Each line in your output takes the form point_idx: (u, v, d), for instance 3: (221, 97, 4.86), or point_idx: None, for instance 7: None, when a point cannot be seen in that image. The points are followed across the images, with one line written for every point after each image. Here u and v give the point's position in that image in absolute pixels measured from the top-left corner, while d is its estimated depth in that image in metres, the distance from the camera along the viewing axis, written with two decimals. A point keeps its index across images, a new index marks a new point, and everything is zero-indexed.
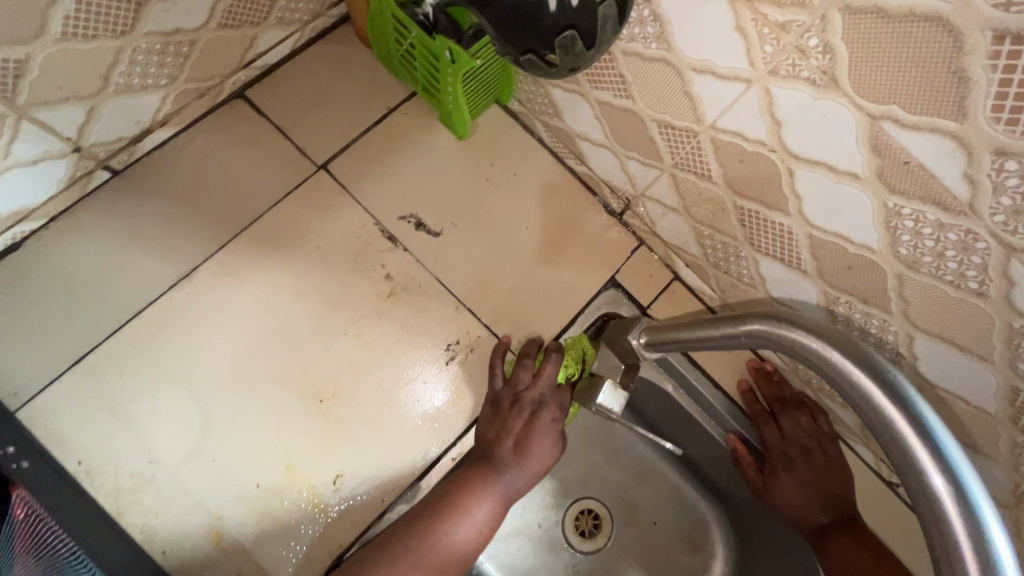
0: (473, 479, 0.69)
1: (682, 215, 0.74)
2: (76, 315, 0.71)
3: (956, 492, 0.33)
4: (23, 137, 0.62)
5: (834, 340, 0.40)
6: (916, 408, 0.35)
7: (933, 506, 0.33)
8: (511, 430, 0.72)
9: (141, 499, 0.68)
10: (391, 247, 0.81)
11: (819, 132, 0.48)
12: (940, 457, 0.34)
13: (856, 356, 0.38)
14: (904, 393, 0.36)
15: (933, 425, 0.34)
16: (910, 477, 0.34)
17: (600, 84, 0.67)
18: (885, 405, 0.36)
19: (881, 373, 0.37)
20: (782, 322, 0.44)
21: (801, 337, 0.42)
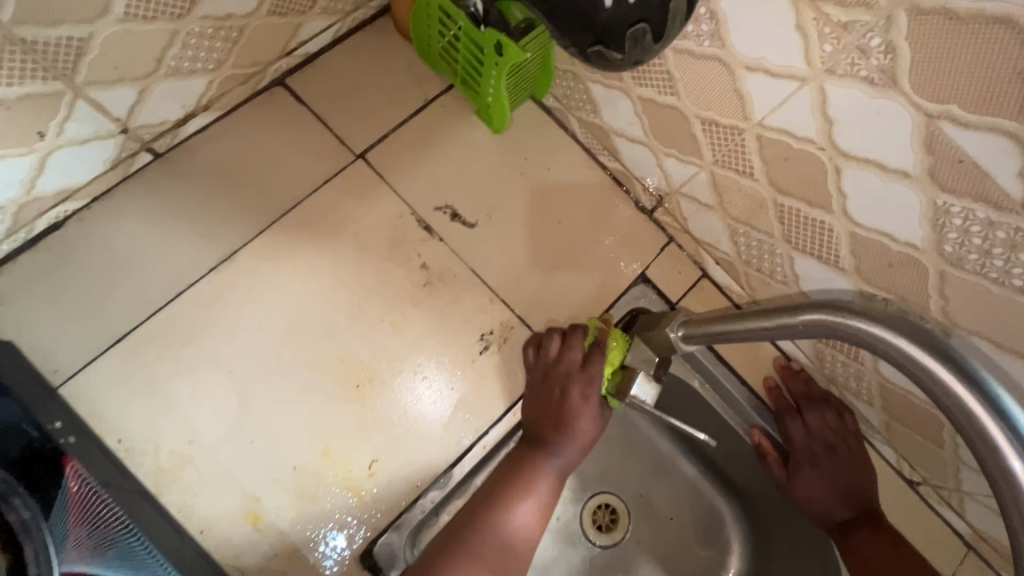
0: (523, 464, 0.71)
1: (717, 213, 0.75)
2: (117, 296, 0.72)
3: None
4: (76, 115, 0.63)
5: (906, 331, 0.41)
6: (998, 401, 0.36)
7: (1014, 492, 0.36)
8: (549, 413, 0.73)
9: (179, 478, 0.68)
10: (426, 237, 0.81)
11: (872, 130, 0.49)
12: None
13: (927, 345, 0.39)
14: (984, 384, 0.37)
15: (1013, 414, 0.36)
16: (991, 465, 0.37)
17: (644, 80, 0.68)
18: (965, 397, 0.37)
19: (954, 360, 0.38)
20: (845, 313, 0.45)
21: (866, 326, 0.43)
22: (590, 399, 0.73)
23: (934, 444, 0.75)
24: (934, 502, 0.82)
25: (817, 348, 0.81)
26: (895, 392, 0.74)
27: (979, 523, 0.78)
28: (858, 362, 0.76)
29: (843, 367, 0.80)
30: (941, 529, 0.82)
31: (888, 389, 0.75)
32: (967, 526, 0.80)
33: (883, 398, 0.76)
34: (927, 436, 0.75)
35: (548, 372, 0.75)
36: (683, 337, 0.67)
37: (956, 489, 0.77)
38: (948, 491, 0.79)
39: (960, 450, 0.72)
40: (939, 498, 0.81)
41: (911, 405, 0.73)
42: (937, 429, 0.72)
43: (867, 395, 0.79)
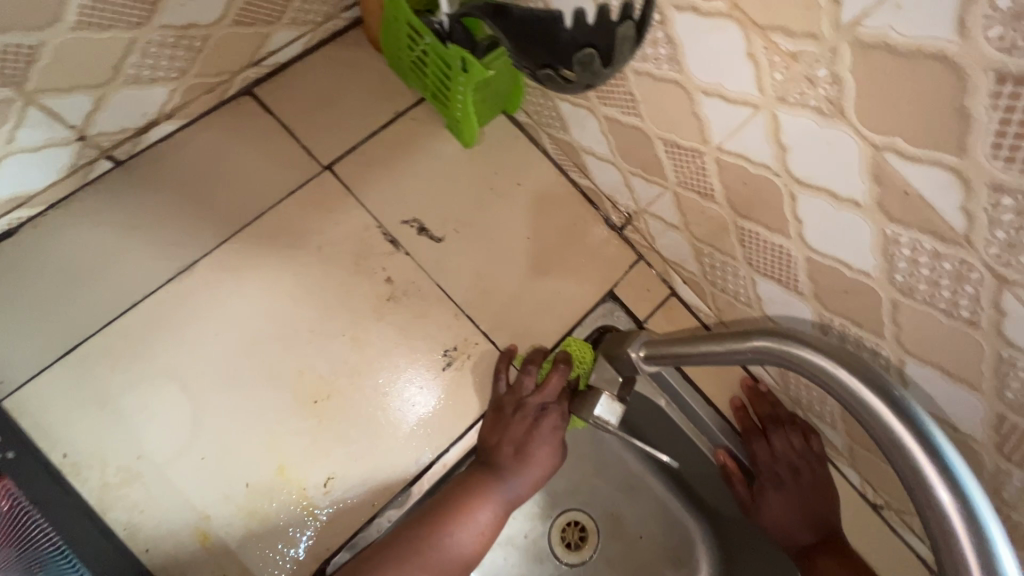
0: (475, 483, 0.70)
1: (682, 233, 0.75)
2: (70, 305, 0.70)
3: (967, 516, 0.35)
4: (28, 123, 0.62)
5: (845, 361, 0.41)
6: (929, 434, 0.37)
7: (945, 529, 0.35)
8: (512, 434, 0.73)
9: (127, 494, 0.66)
10: (392, 251, 0.81)
11: (823, 158, 0.49)
12: (953, 482, 0.35)
13: (863, 375, 0.40)
14: (916, 418, 0.37)
15: (944, 449, 0.36)
16: (923, 500, 0.36)
17: (608, 100, 0.68)
18: (899, 429, 0.37)
19: (887, 390, 0.39)
20: (789, 341, 0.45)
21: (808, 354, 0.43)
22: (558, 431, 0.74)
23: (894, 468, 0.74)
24: (897, 525, 0.82)
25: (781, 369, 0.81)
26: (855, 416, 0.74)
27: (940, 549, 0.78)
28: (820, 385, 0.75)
29: (806, 390, 0.80)
30: (903, 553, 0.82)
31: (849, 413, 0.75)
32: (930, 552, 0.80)
33: (845, 422, 0.76)
34: (887, 460, 0.74)
35: (518, 394, 0.75)
36: (644, 357, 0.68)
37: (917, 514, 0.77)
38: (910, 515, 0.79)
39: None
40: (902, 523, 0.80)
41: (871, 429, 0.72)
42: None
43: (830, 418, 0.78)
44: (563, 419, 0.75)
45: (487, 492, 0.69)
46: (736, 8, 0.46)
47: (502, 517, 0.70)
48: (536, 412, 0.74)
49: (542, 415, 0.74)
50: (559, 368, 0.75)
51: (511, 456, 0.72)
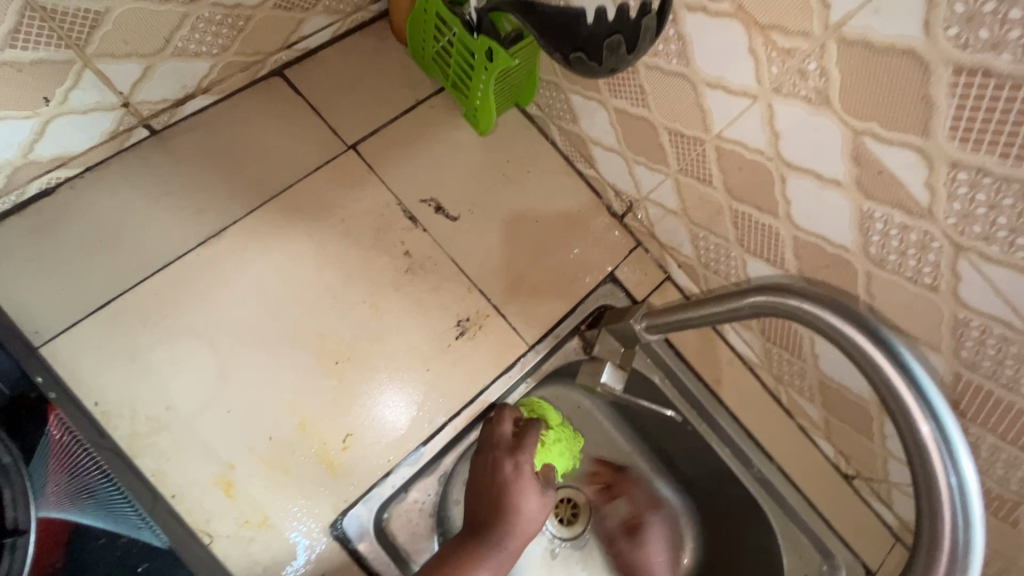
0: (458, 556, 0.64)
1: (680, 218, 0.82)
2: (103, 263, 0.74)
3: (939, 431, 0.41)
4: (82, 85, 0.66)
5: (834, 307, 0.48)
6: (907, 363, 0.43)
7: (920, 445, 0.41)
8: (481, 488, 0.72)
9: (154, 443, 0.69)
10: (411, 227, 0.86)
11: (810, 142, 0.57)
12: (927, 406, 0.42)
13: (853, 319, 0.46)
14: (899, 354, 0.43)
15: (920, 377, 0.43)
16: (902, 420, 0.43)
17: (619, 92, 0.75)
18: (878, 358, 0.44)
19: (871, 329, 0.45)
20: (784, 293, 0.52)
21: (800, 302, 0.50)
22: (523, 469, 0.73)
23: (865, 436, 0.82)
24: (865, 494, 0.90)
25: (765, 347, 0.88)
26: (832, 388, 0.81)
27: (903, 514, 0.86)
28: (801, 359, 0.82)
29: (788, 366, 0.86)
30: (870, 519, 0.90)
31: (826, 385, 0.81)
32: (894, 518, 0.88)
33: (822, 395, 0.83)
34: (859, 429, 0.81)
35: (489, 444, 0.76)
36: (646, 328, 0.74)
37: (884, 481, 0.85)
38: (878, 483, 0.86)
39: (887, 442, 0.79)
40: (870, 491, 0.88)
41: (845, 399, 0.79)
42: (868, 422, 0.79)
43: (809, 392, 0.85)
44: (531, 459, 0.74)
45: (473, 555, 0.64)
46: (740, 9, 0.54)
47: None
48: (494, 457, 0.74)
49: (499, 458, 0.74)
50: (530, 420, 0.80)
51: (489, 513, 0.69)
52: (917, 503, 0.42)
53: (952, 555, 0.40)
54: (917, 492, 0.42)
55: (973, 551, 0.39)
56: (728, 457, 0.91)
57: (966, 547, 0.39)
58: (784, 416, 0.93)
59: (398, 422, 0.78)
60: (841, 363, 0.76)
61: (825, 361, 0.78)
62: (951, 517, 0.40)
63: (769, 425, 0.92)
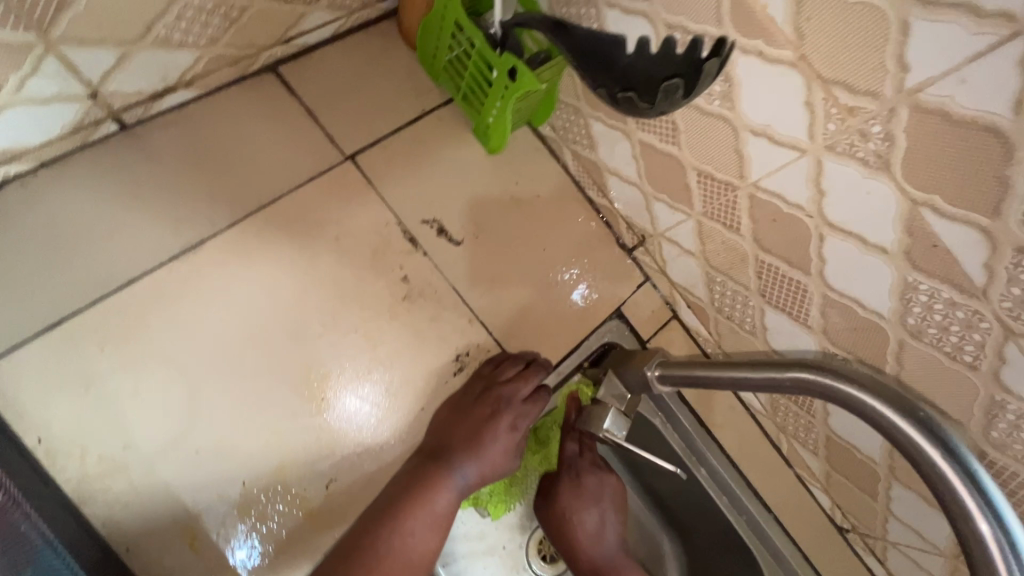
0: (424, 477, 0.66)
1: (697, 259, 0.78)
2: (55, 276, 0.64)
3: (1005, 549, 0.39)
4: (42, 72, 0.57)
5: (886, 396, 0.44)
6: (976, 475, 0.40)
7: (983, 553, 0.39)
8: (470, 422, 0.70)
9: (108, 488, 0.61)
10: (410, 249, 0.79)
11: (861, 205, 0.53)
12: (993, 513, 0.39)
13: (907, 413, 0.43)
14: (961, 457, 0.40)
15: (984, 480, 0.40)
16: (962, 525, 0.40)
17: (647, 126, 0.70)
18: (941, 462, 0.41)
19: (930, 426, 0.41)
20: (833, 374, 0.48)
21: (847, 387, 0.46)
22: (516, 432, 0.72)
23: (867, 495, 0.79)
24: (858, 547, 0.88)
25: (772, 397, 0.84)
26: (839, 445, 0.78)
27: (896, 570, 0.84)
28: (809, 414, 0.79)
29: (794, 418, 0.83)
30: (861, 572, 0.88)
31: (833, 440, 0.79)
32: (886, 572, 0.86)
33: (828, 450, 0.81)
34: (862, 487, 0.79)
35: (492, 387, 0.72)
36: (659, 377, 0.70)
37: (880, 538, 0.83)
38: (873, 539, 0.84)
39: (891, 502, 0.76)
40: (864, 545, 0.86)
41: (852, 457, 0.77)
42: (873, 482, 0.76)
43: (813, 445, 0.83)
44: (520, 420, 0.73)
45: (433, 487, 0.65)
46: (803, 58, 0.50)
47: (454, 507, 0.67)
48: (497, 406, 0.71)
49: (500, 411, 0.71)
50: (542, 388, 0.75)
51: (462, 448, 0.69)
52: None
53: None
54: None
55: None
56: (726, 507, 0.87)
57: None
58: (782, 464, 0.90)
59: (366, 421, 0.72)
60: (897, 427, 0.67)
61: (837, 419, 0.75)
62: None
63: (767, 474, 0.90)
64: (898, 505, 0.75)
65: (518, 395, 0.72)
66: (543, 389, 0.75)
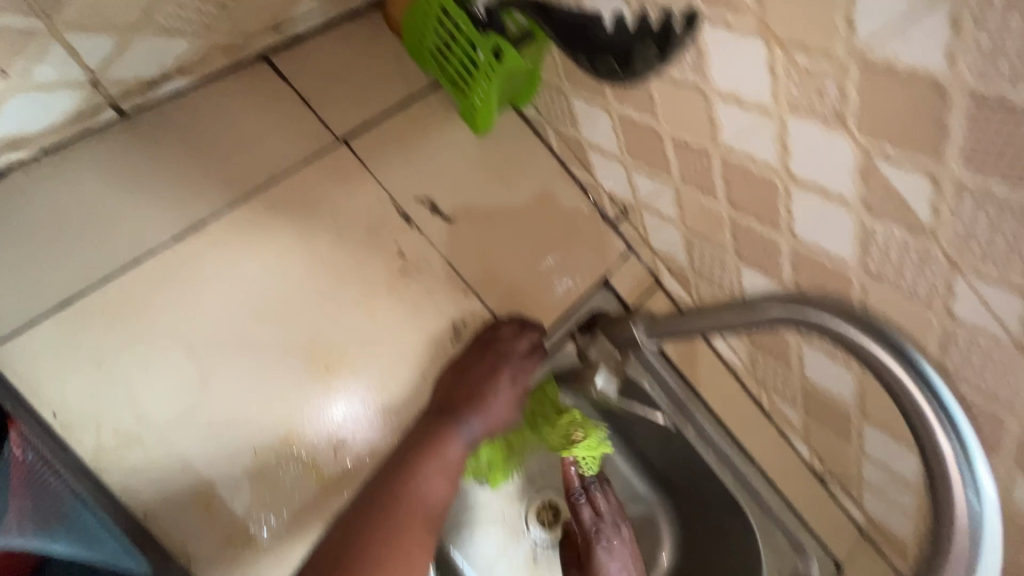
0: (433, 432, 0.69)
1: (677, 226, 0.83)
2: (61, 259, 0.66)
3: (962, 466, 0.44)
4: (49, 58, 0.60)
5: (874, 331, 0.51)
6: (938, 391, 0.46)
7: (938, 460, 0.44)
8: (473, 379, 0.75)
9: (125, 458, 0.63)
10: (405, 226, 0.82)
11: (821, 160, 0.58)
12: (949, 425, 0.45)
13: (882, 339, 0.50)
14: (925, 373, 0.47)
15: (944, 396, 0.46)
16: (924, 439, 0.46)
17: (626, 100, 0.75)
18: (904, 375, 0.48)
19: (891, 342, 0.49)
20: (817, 307, 0.55)
21: (830, 319, 0.54)
22: (516, 386, 0.76)
23: (842, 439, 0.85)
24: (835, 491, 0.94)
25: (751, 354, 0.90)
26: (814, 394, 0.84)
27: (871, 510, 0.91)
28: (786, 367, 0.85)
29: (772, 372, 0.89)
30: (840, 516, 0.95)
31: (809, 390, 0.84)
32: (861, 513, 0.93)
33: (805, 400, 0.86)
34: (837, 432, 0.85)
35: (495, 353, 0.77)
36: (645, 329, 0.79)
37: (855, 480, 0.89)
38: (849, 482, 0.91)
39: (862, 443, 0.82)
40: (841, 489, 0.93)
41: (827, 404, 0.83)
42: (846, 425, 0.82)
43: (791, 396, 0.88)
44: (522, 374, 0.77)
45: (441, 440, 0.68)
46: (764, 26, 0.55)
47: (462, 459, 0.69)
48: (498, 363, 0.76)
49: (500, 368, 0.75)
50: (540, 348, 0.80)
51: (466, 403, 0.72)
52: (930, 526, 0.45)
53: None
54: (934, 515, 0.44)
55: (984, 551, 0.43)
56: (712, 459, 0.93)
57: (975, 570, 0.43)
58: (764, 419, 0.95)
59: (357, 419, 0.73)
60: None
61: (812, 369, 0.81)
62: (966, 546, 0.42)
63: (751, 430, 0.95)
64: (870, 445, 0.81)
65: (517, 352, 0.78)
66: (540, 348, 0.80)
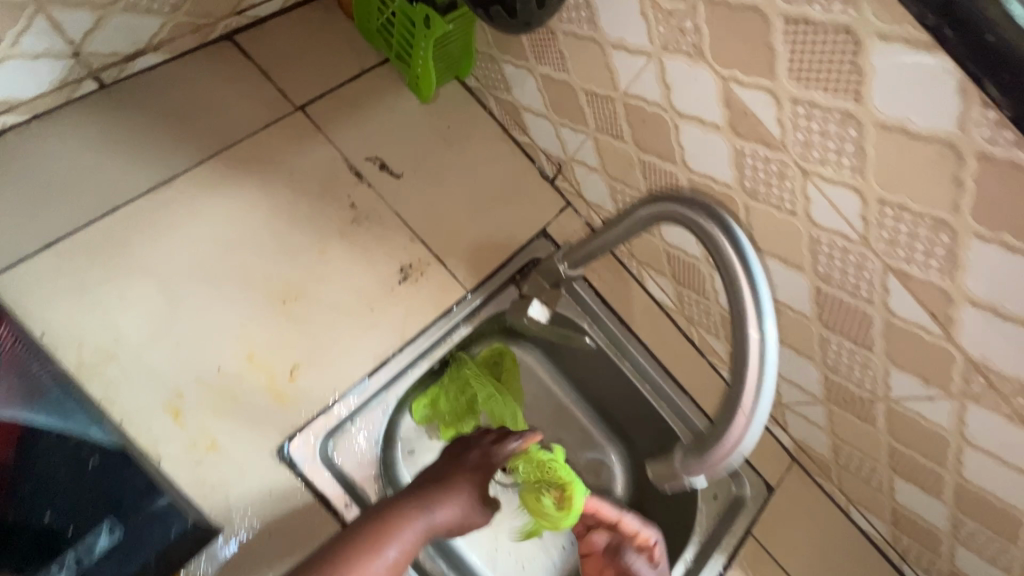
0: (387, 515, 0.72)
1: (601, 174, 0.93)
2: (48, 206, 0.76)
3: (756, 313, 0.53)
4: (33, 30, 0.71)
5: (689, 202, 0.57)
6: (744, 251, 0.54)
7: (739, 305, 0.53)
8: (442, 466, 0.83)
9: (103, 373, 0.72)
10: (356, 182, 0.92)
11: (694, 91, 0.68)
12: (753, 282, 0.53)
13: (707, 213, 0.56)
14: (737, 237, 0.54)
15: (749, 256, 0.54)
16: (731, 288, 0.54)
17: (544, 59, 0.85)
18: (720, 238, 0.54)
19: (719, 217, 0.55)
20: (671, 200, 0.58)
21: (680, 208, 0.57)
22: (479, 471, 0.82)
23: None
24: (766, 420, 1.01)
25: (677, 291, 1.00)
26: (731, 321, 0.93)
27: (796, 433, 0.99)
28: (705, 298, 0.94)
29: (695, 305, 0.99)
30: (772, 445, 1.01)
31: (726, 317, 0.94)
32: (789, 438, 1.00)
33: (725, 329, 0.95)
34: None
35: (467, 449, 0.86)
36: (568, 266, 0.83)
37: (779, 404, 0.97)
38: (775, 408, 0.98)
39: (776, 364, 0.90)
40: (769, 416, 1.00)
41: None
42: None
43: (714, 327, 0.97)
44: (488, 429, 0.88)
45: (397, 521, 0.72)
46: None
47: (413, 549, 0.72)
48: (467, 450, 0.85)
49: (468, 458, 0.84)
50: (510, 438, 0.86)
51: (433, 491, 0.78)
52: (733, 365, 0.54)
53: (750, 403, 0.53)
54: (735, 358, 0.54)
55: (769, 376, 0.53)
56: (649, 394, 0.99)
57: (760, 395, 0.53)
58: (697, 355, 1.04)
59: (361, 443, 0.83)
60: (782, 281, 0.76)
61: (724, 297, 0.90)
62: (755, 375, 0.52)
63: (685, 366, 1.03)
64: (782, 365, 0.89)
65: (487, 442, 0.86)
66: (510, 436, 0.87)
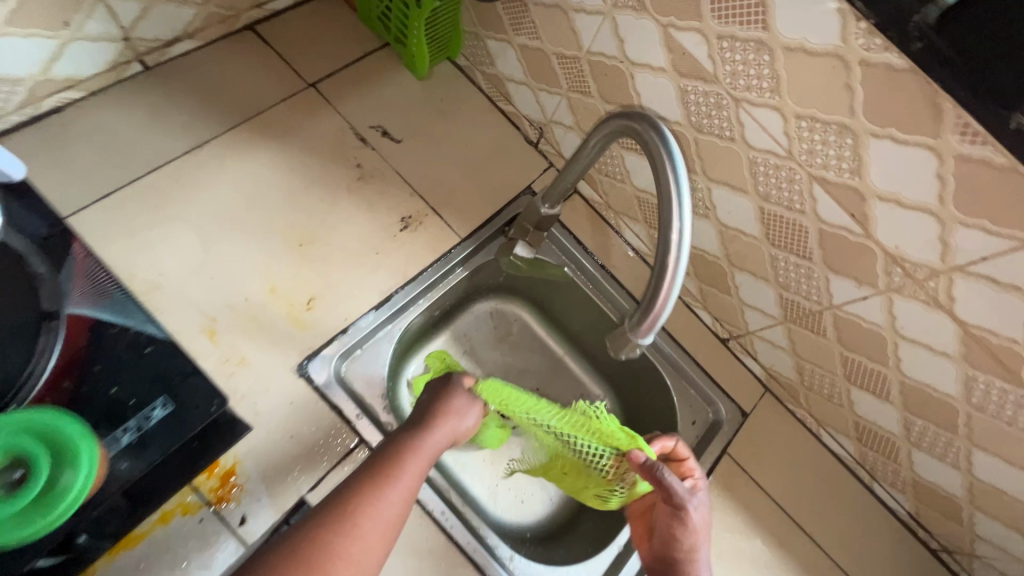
0: (389, 451, 0.69)
1: (576, 131, 1.05)
2: (103, 164, 0.90)
3: (677, 205, 0.62)
4: (95, 16, 0.86)
5: (629, 114, 0.66)
6: (671, 150, 0.62)
7: (665, 198, 0.62)
8: (429, 407, 0.78)
9: (151, 301, 0.85)
10: (362, 146, 1.05)
11: (642, 40, 0.81)
12: (677, 176, 0.62)
13: (645, 120, 0.65)
14: (668, 141, 0.63)
15: (676, 155, 0.63)
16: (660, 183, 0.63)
17: (521, 30, 1.00)
18: (654, 142, 0.63)
19: (655, 125, 0.64)
20: (619, 114, 0.68)
21: (621, 119, 0.67)
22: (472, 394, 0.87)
23: (726, 294, 1.03)
24: (738, 352, 1.09)
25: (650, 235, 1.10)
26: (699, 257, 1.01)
27: (766, 361, 1.06)
28: None
29: None
30: (746, 376, 1.09)
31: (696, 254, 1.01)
32: (761, 368, 1.08)
33: (694, 266, 1.04)
34: (721, 288, 1.02)
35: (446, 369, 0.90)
36: (548, 204, 0.96)
37: (747, 334, 1.06)
38: (744, 338, 1.07)
39: (739, 292, 1.00)
40: (740, 347, 1.08)
41: (708, 262, 1.00)
42: (723, 278, 1.00)
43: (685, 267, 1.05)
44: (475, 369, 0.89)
45: (399, 457, 0.68)
46: None
47: (420, 477, 0.68)
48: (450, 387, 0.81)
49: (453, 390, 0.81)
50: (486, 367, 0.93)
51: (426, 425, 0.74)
52: (655, 250, 0.64)
53: (670, 279, 0.63)
54: (656, 245, 0.63)
55: (681, 259, 0.62)
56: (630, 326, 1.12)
57: (677, 271, 0.63)
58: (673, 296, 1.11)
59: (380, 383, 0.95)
60: (732, 206, 0.87)
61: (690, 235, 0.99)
62: (672, 255, 0.62)
63: None
64: (744, 291, 0.98)
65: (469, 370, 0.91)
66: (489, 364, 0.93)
